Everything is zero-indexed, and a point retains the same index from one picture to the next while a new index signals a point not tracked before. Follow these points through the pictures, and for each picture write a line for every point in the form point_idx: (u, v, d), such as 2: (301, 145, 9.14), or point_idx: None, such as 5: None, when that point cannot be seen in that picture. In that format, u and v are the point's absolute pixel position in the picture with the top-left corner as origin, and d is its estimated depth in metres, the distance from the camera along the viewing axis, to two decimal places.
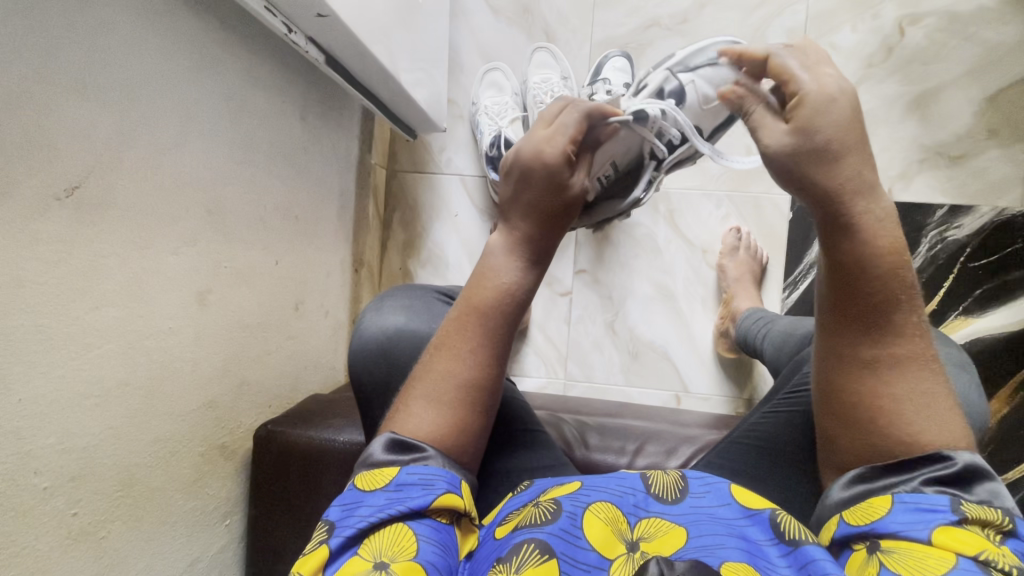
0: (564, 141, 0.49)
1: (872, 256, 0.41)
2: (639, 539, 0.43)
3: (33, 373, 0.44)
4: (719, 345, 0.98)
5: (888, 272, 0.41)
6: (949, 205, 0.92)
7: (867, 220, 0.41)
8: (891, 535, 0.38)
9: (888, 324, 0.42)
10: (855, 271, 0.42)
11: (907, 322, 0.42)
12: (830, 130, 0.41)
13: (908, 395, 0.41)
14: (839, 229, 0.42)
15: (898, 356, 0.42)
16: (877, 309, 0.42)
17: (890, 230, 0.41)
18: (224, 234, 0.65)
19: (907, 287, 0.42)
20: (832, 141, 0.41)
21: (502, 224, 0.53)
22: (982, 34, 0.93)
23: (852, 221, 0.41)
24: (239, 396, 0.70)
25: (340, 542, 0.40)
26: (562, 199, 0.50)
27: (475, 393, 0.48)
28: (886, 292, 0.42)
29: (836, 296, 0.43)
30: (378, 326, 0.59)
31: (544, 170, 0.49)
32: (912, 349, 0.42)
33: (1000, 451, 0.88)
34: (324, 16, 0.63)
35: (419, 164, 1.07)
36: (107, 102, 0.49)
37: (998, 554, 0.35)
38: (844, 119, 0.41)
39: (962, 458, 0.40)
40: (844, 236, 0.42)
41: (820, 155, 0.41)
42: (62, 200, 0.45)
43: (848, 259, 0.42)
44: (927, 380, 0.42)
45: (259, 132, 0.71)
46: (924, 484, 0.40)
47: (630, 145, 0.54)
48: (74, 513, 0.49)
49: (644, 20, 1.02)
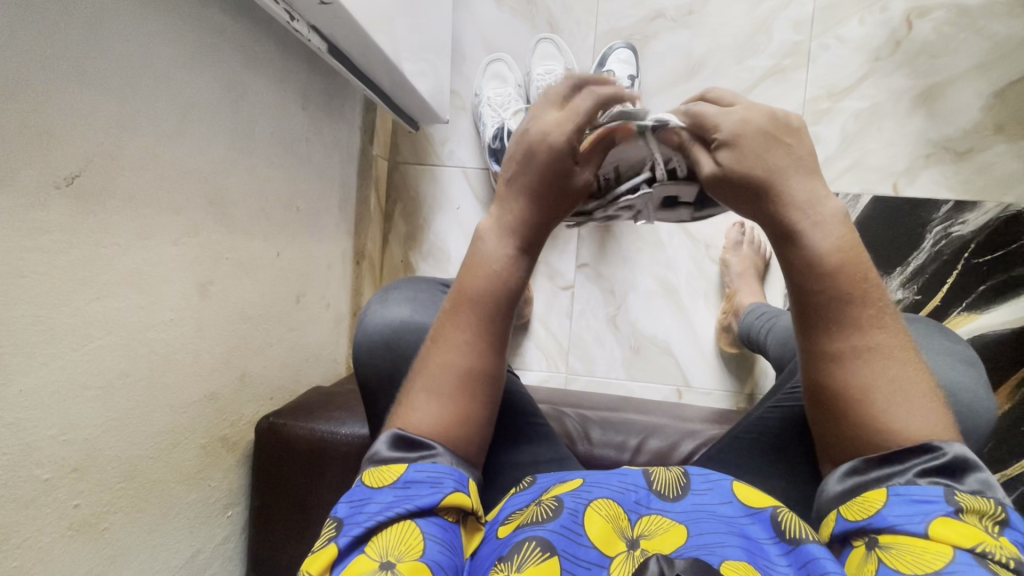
0: (571, 128, 0.49)
1: (812, 258, 0.44)
2: (639, 537, 0.43)
3: (34, 364, 0.44)
4: (720, 340, 0.98)
5: (835, 268, 0.43)
6: (954, 201, 0.92)
7: (805, 227, 0.44)
8: (888, 529, 0.38)
9: (849, 317, 0.43)
10: (804, 271, 0.44)
11: (867, 314, 0.43)
12: (752, 154, 0.45)
13: (878, 384, 0.42)
14: (786, 234, 0.45)
15: (861, 348, 0.43)
16: (835, 304, 0.43)
17: (833, 232, 0.44)
18: (226, 225, 0.65)
19: (859, 282, 0.43)
20: (758, 166, 0.45)
21: (496, 207, 0.52)
22: (991, 27, 0.92)
23: (793, 230, 0.44)
24: (241, 388, 0.70)
25: (347, 539, 0.40)
26: (567, 191, 0.50)
27: (475, 381, 0.48)
28: (838, 289, 0.43)
29: (796, 295, 0.45)
30: (383, 318, 0.58)
31: (544, 156, 0.49)
32: (877, 340, 0.43)
33: (1001, 447, 0.88)
34: (328, 4, 0.61)
35: (420, 156, 1.06)
36: (108, 90, 0.48)
37: (995, 546, 0.35)
38: (760, 138, 0.46)
39: (952, 449, 0.40)
40: (790, 244, 0.45)
41: (750, 168, 0.45)
42: (61, 189, 0.45)
43: (800, 261, 0.44)
44: (895, 367, 0.42)
45: (260, 122, 0.70)
46: (918, 476, 0.39)
47: (637, 156, 0.51)
48: (76, 504, 0.48)
49: (649, 11, 1.01)
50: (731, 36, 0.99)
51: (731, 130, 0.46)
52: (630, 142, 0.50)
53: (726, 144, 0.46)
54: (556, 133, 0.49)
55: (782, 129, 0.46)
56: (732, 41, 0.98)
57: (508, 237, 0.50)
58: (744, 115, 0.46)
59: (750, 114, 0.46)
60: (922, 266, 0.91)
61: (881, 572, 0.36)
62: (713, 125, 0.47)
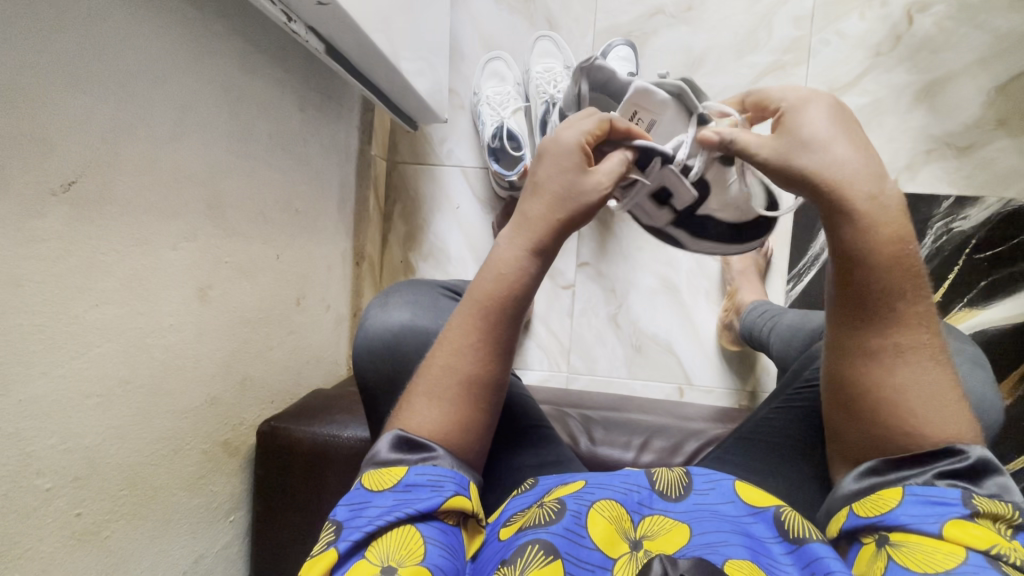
0: (579, 134, 0.50)
1: (870, 242, 0.41)
2: (642, 538, 0.43)
3: (33, 373, 0.44)
4: (722, 338, 0.98)
5: (890, 260, 0.41)
6: (955, 196, 0.92)
7: (868, 207, 0.41)
8: (900, 528, 0.39)
9: (896, 314, 0.41)
10: (860, 257, 0.41)
11: (914, 310, 0.42)
12: (815, 128, 0.44)
13: (915, 386, 0.41)
14: (835, 214, 0.42)
15: (903, 347, 0.42)
16: (885, 299, 0.41)
17: (893, 218, 0.41)
18: (225, 228, 0.64)
19: (911, 275, 0.41)
20: (819, 134, 0.43)
21: (520, 205, 0.51)
22: (992, 21, 0.92)
23: (855, 209, 0.41)
24: (242, 392, 0.69)
25: (347, 544, 0.40)
26: (577, 189, 0.49)
27: (477, 391, 0.47)
28: (891, 280, 0.41)
29: (840, 279, 0.43)
30: (383, 323, 0.58)
31: (557, 153, 0.50)
32: (921, 339, 0.42)
33: (1004, 441, 0.88)
34: (324, 4, 0.61)
35: (419, 155, 1.05)
36: (103, 95, 0.47)
37: (1009, 548, 0.35)
38: (825, 118, 0.44)
39: (974, 451, 0.40)
40: (846, 223, 0.41)
41: (809, 142, 0.43)
42: (57, 196, 0.44)
43: (854, 245, 0.41)
44: (932, 370, 0.41)
45: (259, 124, 0.69)
46: (936, 477, 0.40)
47: (673, 129, 0.57)
48: (78, 513, 0.48)
49: (649, 8, 1.00)
50: (732, 33, 0.98)
51: (797, 98, 0.46)
52: (678, 113, 0.56)
53: (790, 109, 0.45)
54: (567, 133, 0.51)
55: (848, 114, 0.45)
56: (733, 37, 0.98)
57: (521, 242, 0.49)
58: (805, 96, 0.46)
59: (816, 95, 0.45)
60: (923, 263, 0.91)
61: (891, 570, 0.36)
62: (775, 104, 0.47)
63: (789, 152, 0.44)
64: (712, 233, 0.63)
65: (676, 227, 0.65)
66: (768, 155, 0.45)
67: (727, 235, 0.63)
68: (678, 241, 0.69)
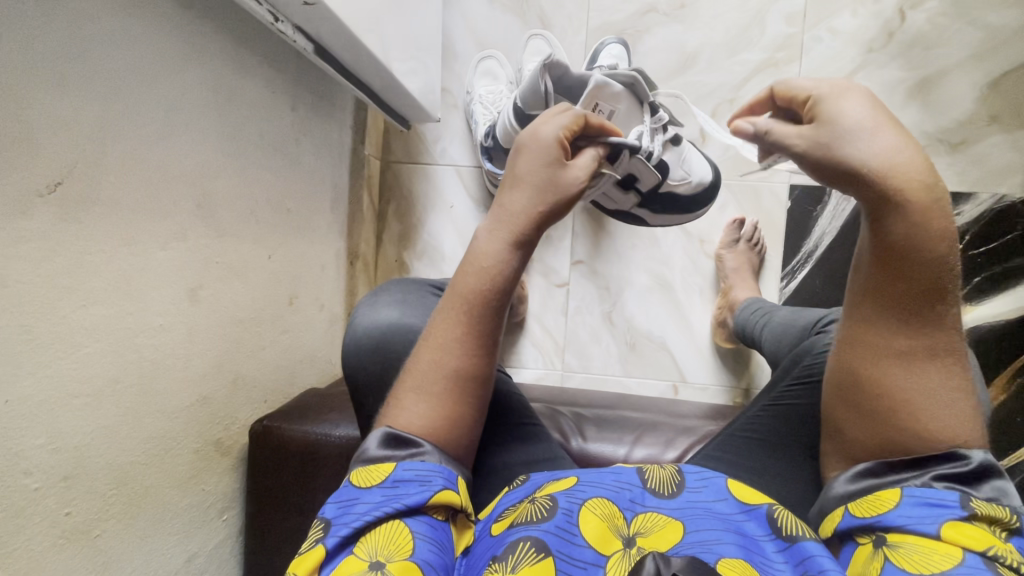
0: (557, 129, 0.51)
1: (919, 240, 0.38)
2: (635, 535, 0.43)
3: (20, 374, 0.44)
4: (716, 335, 0.98)
5: (936, 260, 0.39)
6: (949, 193, 0.92)
7: (923, 204, 0.38)
8: (897, 529, 0.39)
9: (929, 316, 0.40)
10: (905, 255, 0.39)
11: (948, 312, 0.40)
12: (858, 117, 0.40)
13: (938, 389, 0.40)
14: (883, 204, 0.39)
15: (932, 350, 0.41)
16: (922, 298, 0.40)
17: (944, 217, 0.39)
18: (216, 229, 0.64)
19: (952, 277, 0.40)
20: (866, 125, 0.39)
21: (502, 195, 0.51)
22: (985, 17, 0.92)
23: (909, 205, 0.38)
24: (234, 391, 0.69)
25: (336, 540, 0.40)
26: (558, 181, 0.50)
27: (465, 384, 0.47)
28: (932, 280, 0.39)
29: (879, 273, 0.41)
30: (372, 321, 0.58)
31: (535, 147, 0.51)
32: (950, 342, 0.41)
33: (998, 437, 0.88)
34: (311, 4, 0.61)
35: (413, 155, 1.05)
36: (90, 96, 0.48)
37: (1005, 550, 0.36)
38: (868, 108, 0.40)
39: (976, 456, 0.40)
40: (895, 218, 0.39)
41: (854, 131, 0.39)
42: (44, 196, 0.44)
43: (902, 242, 0.39)
44: (957, 374, 0.41)
45: (249, 124, 0.70)
46: (935, 479, 0.40)
47: (630, 120, 0.71)
48: (68, 512, 0.48)
49: (641, 6, 1.00)
50: (724, 30, 0.98)
51: (832, 88, 0.42)
52: (632, 104, 0.70)
53: (824, 98, 0.41)
54: (545, 128, 0.51)
55: (885, 107, 0.41)
56: (724, 35, 0.98)
57: (501, 235, 0.49)
58: (836, 83, 0.42)
59: (850, 82, 0.42)
60: None
61: (886, 570, 0.37)
62: (805, 90, 0.43)
63: (833, 142, 0.40)
64: (670, 210, 0.82)
65: (639, 209, 0.82)
66: (803, 145, 0.41)
67: (678, 210, 0.82)
68: (638, 219, 0.86)
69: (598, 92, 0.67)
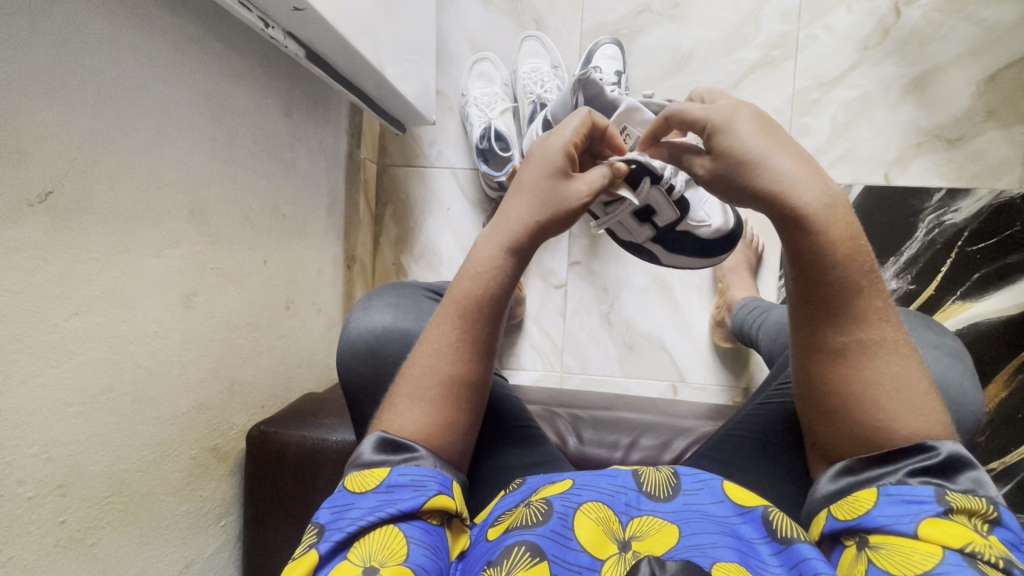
0: (564, 140, 0.51)
1: (824, 244, 0.41)
2: (631, 539, 0.42)
3: (14, 382, 0.44)
4: (715, 334, 0.98)
5: (845, 257, 0.41)
6: (947, 188, 0.91)
7: (815, 210, 0.41)
8: (878, 530, 0.39)
9: (854, 313, 0.42)
10: (812, 262, 0.41)
11: (873, 304, 0.42)
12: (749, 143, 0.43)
13: (880, 381, 0.41)
14: (791, 220, 0.41)
15: (864, 344, 0.42)
16: (845, 291, 0.42)
17: (840, 215, 0.41)
18: (210, 234, 0.64)
19: (867, 272, 0.42)
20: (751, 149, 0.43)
21: (506, 202, 0.51)
22: (981, 12, 0.91)
23: (804, 216, 0.41)
24: (230, 398, 0.69)
25: (329, 545, 0.40)
26: (552, 189, 0.50)
27: (461, 390, 0.47)
28: (847, 280, 0.41)
29: (800, 280, 0.43)
30: (366, 325, 0.58)
31: (542, 157, 0.51)
32: (881, 335, 0.42)
33: (998, 434, 0.88)
34: (301, 10, 0.61)
35: (408, 157, 1.05)
36: (79, 106, 0.48)
37: (984, 545, 0.35)
38: (755, 134, 0.44)
39: (945, 447, 0.40)
40: (797, 230, 0.41)
41: (752, 158, 0.43)
42: (34, 206, 0.44)
43: (807, 250, 0.41)
44: (897, 362, 0.42)
45: (242, 130, 0.69)
46: (908, 475, 0.39)
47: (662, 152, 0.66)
48: (63, 521, 0.48)
49: (635, 6, 1.00)
50: (719, 29, 0.98)
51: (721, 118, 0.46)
52: None
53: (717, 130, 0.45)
54: (553, 138, 0.51)
55: (771, 121, 0.45)
56: (720, 34, 0.98)
57: (499, 243, 0.49)
58: (725, 108, 0.46)
59: (738, 108, 0.46)
60: (915, 256, 0.90)
61: (871, 572, 0.37)
62: (700, 116, 0.47)
63: (744, 163, 0.43)
64: (684, 253, 0.78)
65: (653, 242, 0.77)
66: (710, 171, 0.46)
67: (694, 249, 0.78)
68: (652, 254, 0.81)
69: (628, 115, 0.63)
